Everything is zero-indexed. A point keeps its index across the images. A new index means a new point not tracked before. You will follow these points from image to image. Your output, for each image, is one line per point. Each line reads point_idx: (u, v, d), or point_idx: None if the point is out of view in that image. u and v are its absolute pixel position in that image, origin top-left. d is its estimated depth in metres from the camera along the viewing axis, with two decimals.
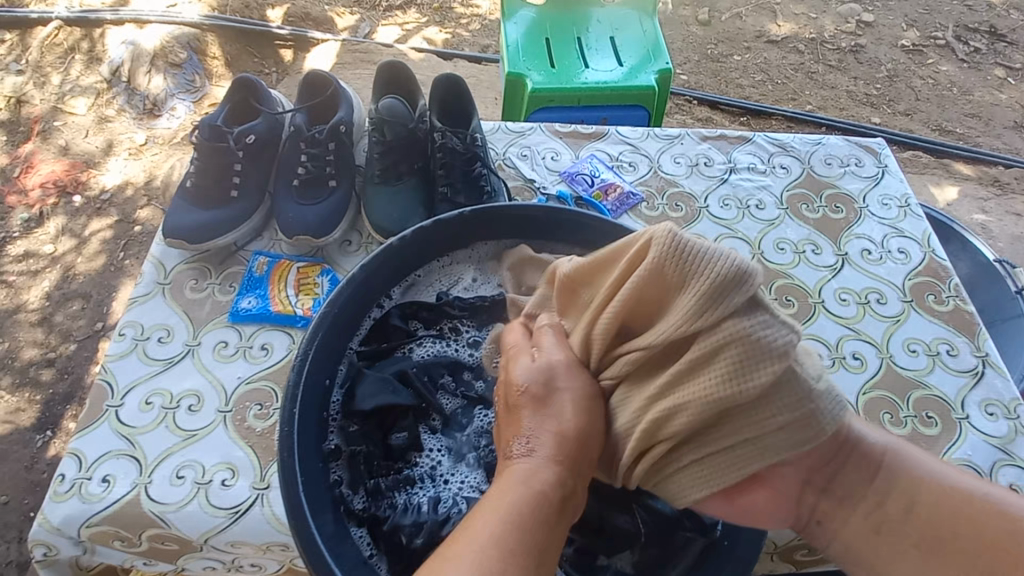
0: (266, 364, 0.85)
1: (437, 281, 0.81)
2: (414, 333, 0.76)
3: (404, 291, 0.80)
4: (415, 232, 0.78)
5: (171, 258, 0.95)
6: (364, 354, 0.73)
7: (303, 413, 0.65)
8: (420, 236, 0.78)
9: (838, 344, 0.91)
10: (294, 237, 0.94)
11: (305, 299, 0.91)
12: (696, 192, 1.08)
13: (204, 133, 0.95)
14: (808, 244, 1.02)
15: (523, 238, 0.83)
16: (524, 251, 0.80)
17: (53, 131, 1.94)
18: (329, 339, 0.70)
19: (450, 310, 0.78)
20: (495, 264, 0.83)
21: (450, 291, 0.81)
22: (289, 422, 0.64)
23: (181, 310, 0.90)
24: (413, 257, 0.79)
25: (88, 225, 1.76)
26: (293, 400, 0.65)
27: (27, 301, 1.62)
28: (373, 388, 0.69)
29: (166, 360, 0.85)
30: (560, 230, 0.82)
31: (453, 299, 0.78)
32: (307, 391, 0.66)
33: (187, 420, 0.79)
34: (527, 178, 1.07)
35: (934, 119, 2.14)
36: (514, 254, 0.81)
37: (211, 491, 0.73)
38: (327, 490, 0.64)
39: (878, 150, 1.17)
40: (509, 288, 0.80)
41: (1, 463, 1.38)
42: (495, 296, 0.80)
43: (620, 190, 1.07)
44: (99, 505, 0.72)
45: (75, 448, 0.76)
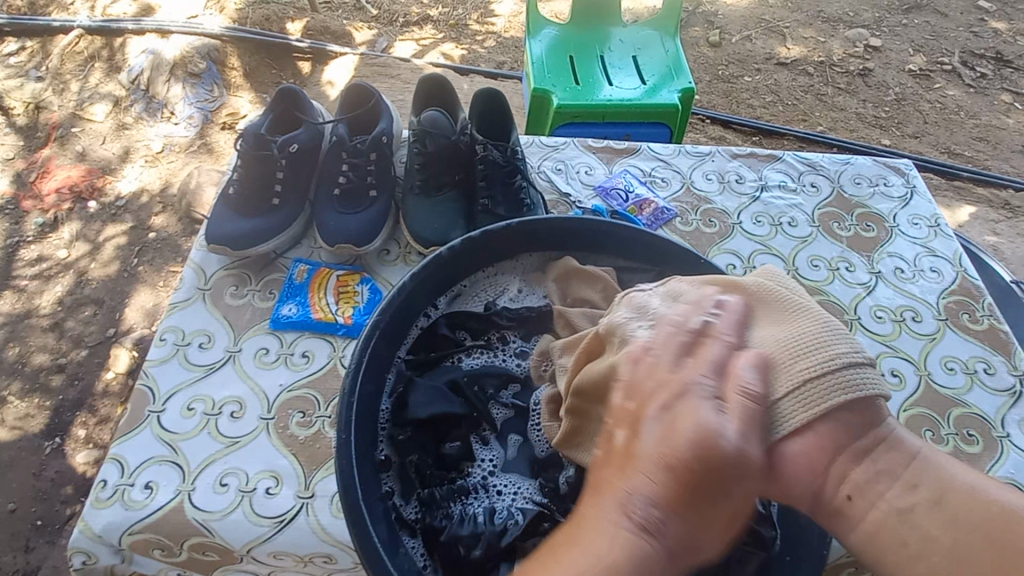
0: (307, 372, 0.85)
1: (483, 291, 0.82)
2: (463, 344, 0.77)
3: (452, 302, 0.80)
4: (464, 244, 0.78)
5: (211, 264, 0.95)
6: (412, 363, 0.74)
7: (359, 421, 0.65)
8: (468, 248, 0.78)
9: (876, 361, 0.91)
10: (336, 245, 0.94)
11: (346, 307, 0.91)
12: (729, 208, 1.10)
13: (249, 142, 0.95)
14: (842, 262, 1.03)
15: (568, 250, 0.84)
16: (569, 264, 0.81)
17: (71, 137, 1.95)
18: (380, 349, 0.70)
19: (498, 321, 0.78)
20: (540, 274, 0.84)
21: (497, 301, 0.82)
22: (346, 429, 0.63)
23: (221, 316, 0.90)
24: (461, 268, 0.80)
25: (103, 231, 1.76)
26: (348, 406, 0.65)
27: (40, 305, 1.62)
28: (426, 397, 0.69)
29: (207, 366, 0.84)
30: (606, 242, 0.83)
31: (501, 310, 0.79)
32: (362, 400, 0.66)
33: (229, 426, 0.79)
34: (562, 192, 1.09)
35: (943, 142, 2.17)
36: (560, 266, 0.82)
37: (255, 500, 0.73)
38: (380, 500, 0.63)
39: (905, 170, 1.19)
40: (555, 299, 0.81)
41: (11, 468, 1.37)
42: (543, 307, 0.80)
43: (655, 205, 1.08)
44: (141, 512, 0.71)
45: (117, 454, 0.76)
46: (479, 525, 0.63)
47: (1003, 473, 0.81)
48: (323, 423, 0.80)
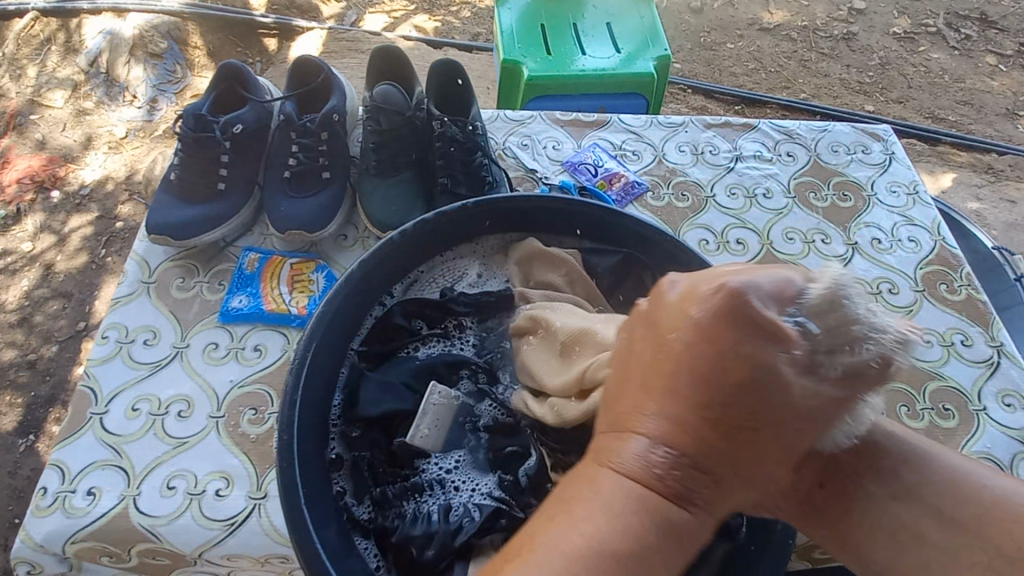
0: (259, 367, 0.80)
1: (441, 278, 0.78)
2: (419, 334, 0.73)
3: (406, 290, 0.76)
4: (415, 229, 0.73)
5: (155, 256, 0.90)
6: (364, 355, 0.70)
7: (303, 422, 0.60)
8: (418, 232, 0.73)
9: None
10: (287, 232, 0.89)
11: (300, 297, 0.86)
12: (703, 181, 1.05)
13: (188, 123, 0.90)
14: (818, 234, 1.00)
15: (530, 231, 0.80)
16: (532, 246, 0.78)
17: (29, 124, 1.85)
18: (325, 346, 0.65)
19: (455, 308, 0.74)
20: (502, 258, 0.81)
21: (455, 286, 0.78)
22: (287, 431, 0.59)
23: (167, 311, 0.85)
24: (413, 254, 0.75)
25: (68, 222, 1.69)
26: (291, 407, 0.60)
27: (5, 301, 1.56)
28: (375, 394, 0.66)
29: (153, 364, 0.80)
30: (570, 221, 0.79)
31: (457, 296, 0.75)
32: (306, 399, 0.62)
33: (176, 427, 0.75)
34: (528, 168, 1.04)
35: (927, 106, 2.13)
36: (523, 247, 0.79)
37: (205, 502, 0.69)
38: (329, 502, 0.60)
39: (884, 137, 1.15)
40: (517, 283, 0.78)
41: None
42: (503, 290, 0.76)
43: (625, 179, 1.04)
44: (84, 520, 0.67)
45: (57, 459, 0.72)
46: (433, 524, 0.61)
47: (978, 448, 0.80)
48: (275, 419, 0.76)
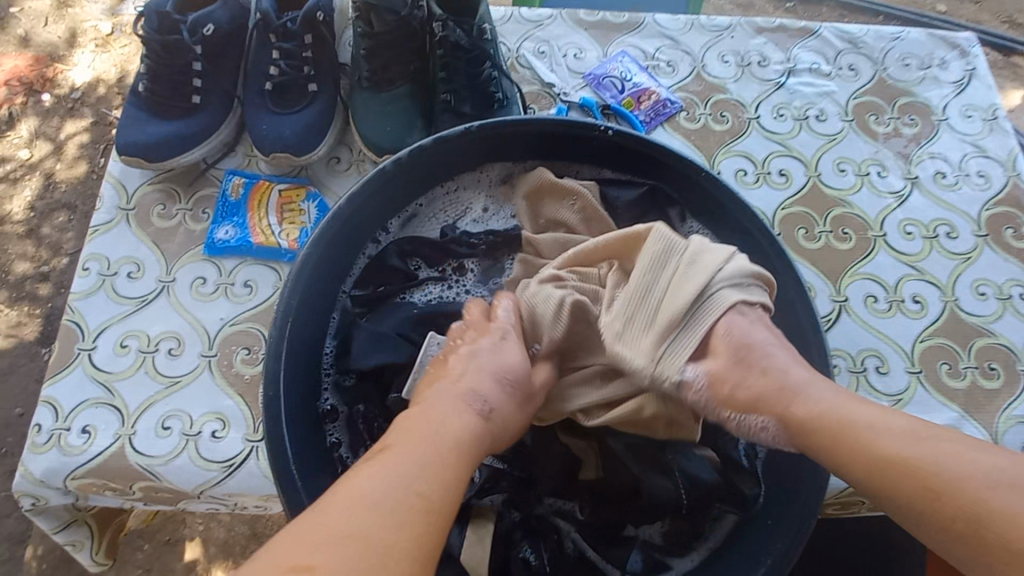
0: (251, 304, 0.75)
1: (442, 213, 0.70)
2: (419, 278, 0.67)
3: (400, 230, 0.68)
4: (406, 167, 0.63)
5: (132, 179, 0.82)
6: (358, 300, 0.64)
7: (291, 390, 0.56)
8: (409, 168, 0.64)
9: (898, 286, 0.80)
10: (272, 154, 0.79)
11: (291, 229, 0.79)
12: (746, 99, 0.91)
13: (152, 24, 0.78)
14: (873, 165, 0.88)
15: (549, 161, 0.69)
16: (543, 176, 0.68)
17: (8, 18, 1.68)
18: (310, 304, 0.59)
19: (456, 249, 0.68)
20: (509, 189, 0.71)
21: (457, 223, 0.71)
22: (273, 404, 0.54)
23: (150, 241, 0.78)
24: (402, 192, 0.66)
25: (63, 127, 1.57)
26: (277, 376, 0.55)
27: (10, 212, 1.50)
28: (368, 345, 0.62)
29: (138, 299, 0.75)
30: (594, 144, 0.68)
31: (460, 236, 0.68)
32: (294, 366, 0.57)
33: (168, 365, 0.72)
34: (545, 81, 0.90)
35: (1009, 7, 1.82)
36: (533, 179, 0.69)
37: (201, 443, 0.68)
38: (324, 466, 0.57)
39: (968, 47, 0.97)
40: (525, 221, 0.70)
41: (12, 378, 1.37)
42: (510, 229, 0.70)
43: (656, 96, 0.90)
44: (82, 458, 0.67)
45: (49, 397, 0.70)
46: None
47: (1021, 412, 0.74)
48: None
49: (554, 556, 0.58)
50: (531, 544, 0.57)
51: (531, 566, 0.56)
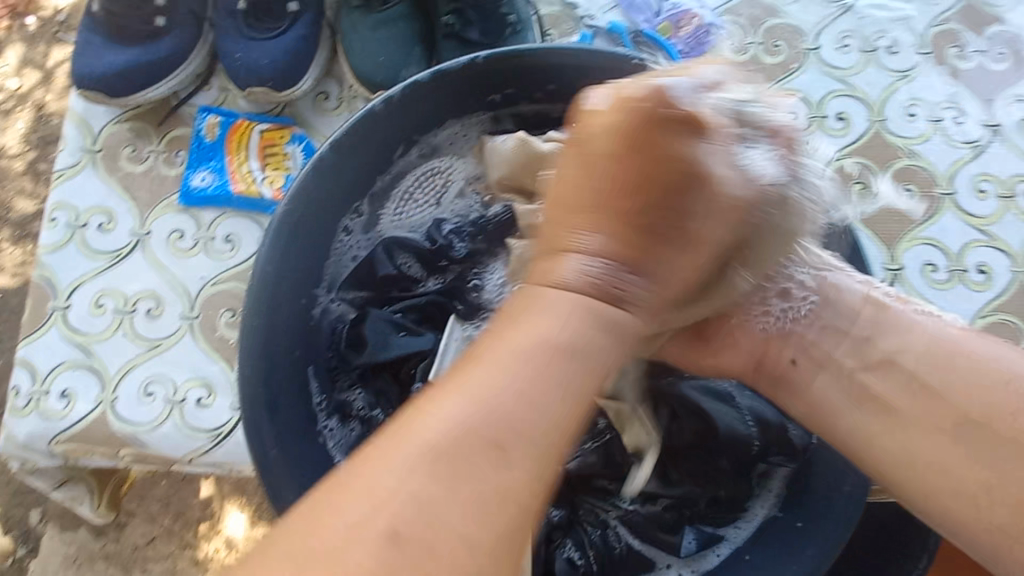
0: (233, 262, 0.68)
1: (425, 199, 0.60)
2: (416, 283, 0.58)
3: (382, 206, 0.58)
4: (387, 113, 0.54)
5: (98, 117, 0.73)
6: (356, 284, 0.57)
7: (270, 379, 0.50)
8: (383, 120, 0.54)
9: (961, 254, 0.70)
10: (249, 89, 0.70)
11: (275, 177, 0.70)
12: (806, 25, 0.77)
13: None
14: (950, 109, 0.74)
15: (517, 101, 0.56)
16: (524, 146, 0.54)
17: None
18: (283, 291, 0.51)
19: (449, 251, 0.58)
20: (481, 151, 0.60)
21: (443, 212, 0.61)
22: (252, 387, 0.49)
23: (121, 188, 0.71)
24: (378, 157, 0.56)
25: (51, 55, 1.32)
26: (248, 373, 0.48)
27: None
28: (376, 335, 0.55)
29: (112, 254, 0.69)
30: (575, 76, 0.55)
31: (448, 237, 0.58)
32: (269, 358, 0.50)
33: (148, 327, 0.66)
34: (568, 3, 0.77)
35: None
36: (492, 155, 0.55)
37: (187, 411, 0.64)
38: (308, 457, 0.51)
39: None
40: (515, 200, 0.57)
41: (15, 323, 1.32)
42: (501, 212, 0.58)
43: (698, 21, 0.75)
44: (63, 424, 0.63)
45: (24, 358, 0.65)
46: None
47: None
48: None
49: (600, 554, 0.50)
50: (575, 542, 0.50)
51: (576, 565, 0.49)
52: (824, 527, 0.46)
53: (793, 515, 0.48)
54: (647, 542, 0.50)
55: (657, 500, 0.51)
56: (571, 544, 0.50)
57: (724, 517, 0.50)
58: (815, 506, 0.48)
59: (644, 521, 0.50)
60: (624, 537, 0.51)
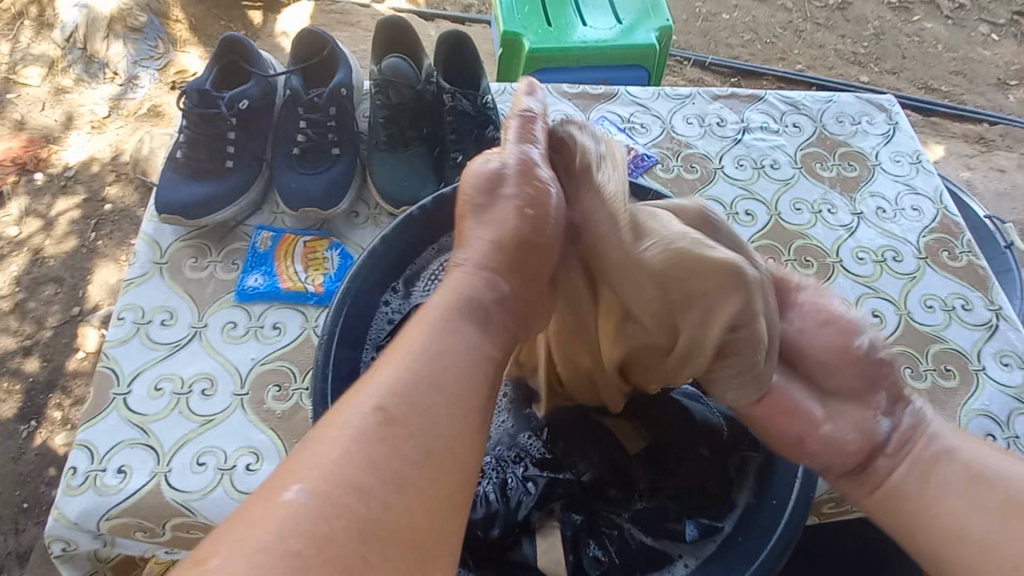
0: (279, 345, 0.81)
1: None
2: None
3: (413, 286, 0.72)
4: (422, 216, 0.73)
5: (166, 236, 0.88)
6: None
7: None
8: (399, 233, 0.73)
9: (858, 303, 0.91)
10: (300, 209, 0.89)
11: (316, 275, 0.86)
12: (711, 153, 1.06)
13: (192, 100, 0.89)
14: (825, 204, 1.01)
15: None
16: None
17: (6, 105, 1.74)
18: (339, 362, 0.64)
19: None
20: None
21: None
22: (323, 421, 0.61)
23: (183, 291, 0.84)
24: (408, 248, 0.73)
25: (53, 206, 1.61)
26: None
27: None
28: None
29: (172, 344, 0.80)
30: None
31: None
32: None
33: (201, 404, 0.75)
34: None
35: (920, 77, 2.13)
36: None
37: (235, 477, 0.71)
38: None
39: (889, 107, 1.15)
40: None
41: None
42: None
43: (635, 152, 1.04)
44: (117, 497, 0.69)
45: (84, 440, 0.72)
46: (492, 504, 0.61)
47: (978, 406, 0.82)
48: (301, 395, 0.77)
49: (620, 548, 0.61)
50: (597, 541, 0.61)
51: (601, 560, 0.60)
52: (797, 500, 0.61)
53: (767, 495, 0.62)
54: (659, 538, 0.62)
55: (660, 494, 0.64)
56: (594, 544, 0.61)
57: (717, 509, 0.63)
58: (781, 482, 0.62)
59: (652, 514, 0.63)
60: (637, 536, 0.62)
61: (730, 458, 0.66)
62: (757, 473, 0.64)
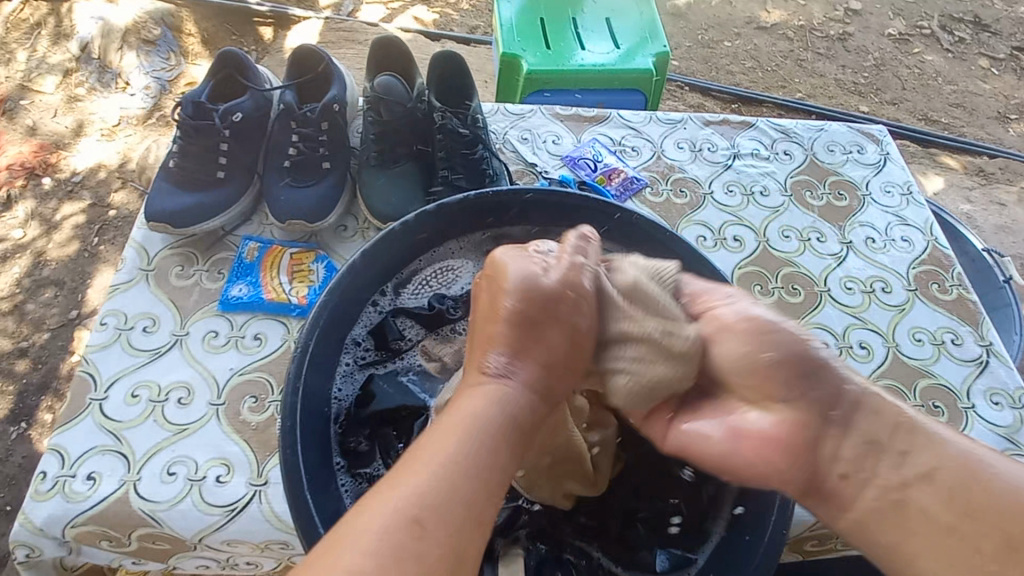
0: (259, 355, 0.81)
1: (435, 283, 0.77)
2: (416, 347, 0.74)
3: (402, 289, 0.74)
4: (406, 232, 0.73)
5: (155, 243, 0.89)
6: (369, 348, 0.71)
7: (304, 431, 0.62)
8: (386, 247, 0.72)
9: (846, 333, 0.90)
10: (288, 222, 0.89)
11: (300, 287, 0.87)
12: (701, 177, 1.06)
13: (188, 110, 0.90)
14: (813, 232, 1.01)
15: (501, 222, 0.78)
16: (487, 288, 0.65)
17: (19, 110, 1.78)
18: (318, 373, 0.66)
19: (448, 316, 0.76)
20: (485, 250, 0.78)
21: (447, 290, 0.77)
22: (289, 435, 0.61)
23: (167, 298, 0.85)
24: (394, 260, 0.73)
25: (59, 210, 1.63)
26: (292, 441, 0.61)
27: None
28: (390, 390, 0.70)
29: (152, 351, 0.80)
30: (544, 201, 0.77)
31: (448, 306, 0.76)
32: (307, 428, 0.62)
33: (177, 413, 0.75)
34: (528, 162, 1.04)
35: (920, 108, 2.14)
36: None
37: (205, 488, 0.70)
38: (331, 496, 0.60)
39: (880, 138, 1.16)
40: None
41: None
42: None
43: (624, 175, 1.05)
44: (84, 504, 0.68)
45: (56, 444, 0.72)
46: None
47: None
48: (276, 407, 0.77)
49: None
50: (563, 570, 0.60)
51: None
52: (771, 537, 0.59)
53: (742, 529, 0.61)
54: (629, 568, 0.60)
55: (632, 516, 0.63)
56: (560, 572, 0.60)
57: (690, 539, 0.62)
58: (756, 516, 0.61)
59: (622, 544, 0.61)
60: (606, 565, 0.61)
61: (705, 484, 0.64)
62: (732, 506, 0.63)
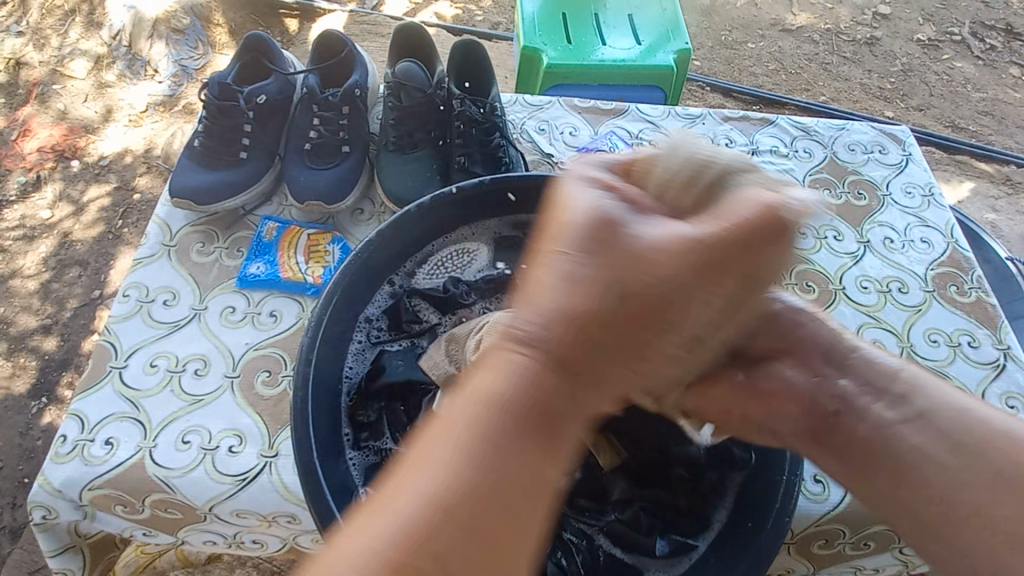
0: (274, 332, 0.82)
1: (451, 266, 0.78)
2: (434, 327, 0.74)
3: (417, 272, 0.76)
4: (421, 214, 0.74)
5: (177, 220, 0.91)
6: (380, 326, 0.72)
7: (318, 404, 0.64)
8: (400, 228, 0.73)
9: (858, 332, 0.89)
10: (307, 203, 0.91)
11: (316, 267, 0.88)
12: None
13: (213, 91, 0.93)
14: (829, 230, 1.00)
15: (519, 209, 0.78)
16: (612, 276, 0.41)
17: (51, 94, 1.83)
18: (330, 351, 0.67)
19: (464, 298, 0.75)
20: (503, 238, 0.79)
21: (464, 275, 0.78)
22: (300, 410, 0.62)
23: (187, 274, 0.87)
24: (410, 243, 0.75)
25: (86, 192, 1.68)
26: (303, 415, 0.62)
27: (23, 266, 1.55)
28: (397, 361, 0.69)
29: (171, 324, 0.82)
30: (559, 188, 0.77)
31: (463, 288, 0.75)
32: (318, 402, 0.64)
33: (193, 384, 0.77)
34: (545, 153, 1.05)
35: (947, 115, 2.10)
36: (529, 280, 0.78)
37: (217, 457, 0.71)
38: (337, 459, 0.63)
39: (903, 139, 1.14)
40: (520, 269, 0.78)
41: None
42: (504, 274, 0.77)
43: None
44: (101, 468, 0.70)
45: (77, 410, 0.74)
46: None
47: None
48: (288, 382, 0.78)
49: (585, 558, 0.61)
50: (563, 550, 0.61)
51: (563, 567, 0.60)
52: (772, 525, 0.60)
53: (744, 516, 0.61)
54: (629, 551, 0.61)
55: (633, 504, 0.63)
56: (561, 551, 0.61)
57: (692, 526, 0.62)
58: (757, 504, 0.61)
59: (623, 527, 0.62)
60: (607, 548, 0.62)
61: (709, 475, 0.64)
62: (738, 498, 0.63)
